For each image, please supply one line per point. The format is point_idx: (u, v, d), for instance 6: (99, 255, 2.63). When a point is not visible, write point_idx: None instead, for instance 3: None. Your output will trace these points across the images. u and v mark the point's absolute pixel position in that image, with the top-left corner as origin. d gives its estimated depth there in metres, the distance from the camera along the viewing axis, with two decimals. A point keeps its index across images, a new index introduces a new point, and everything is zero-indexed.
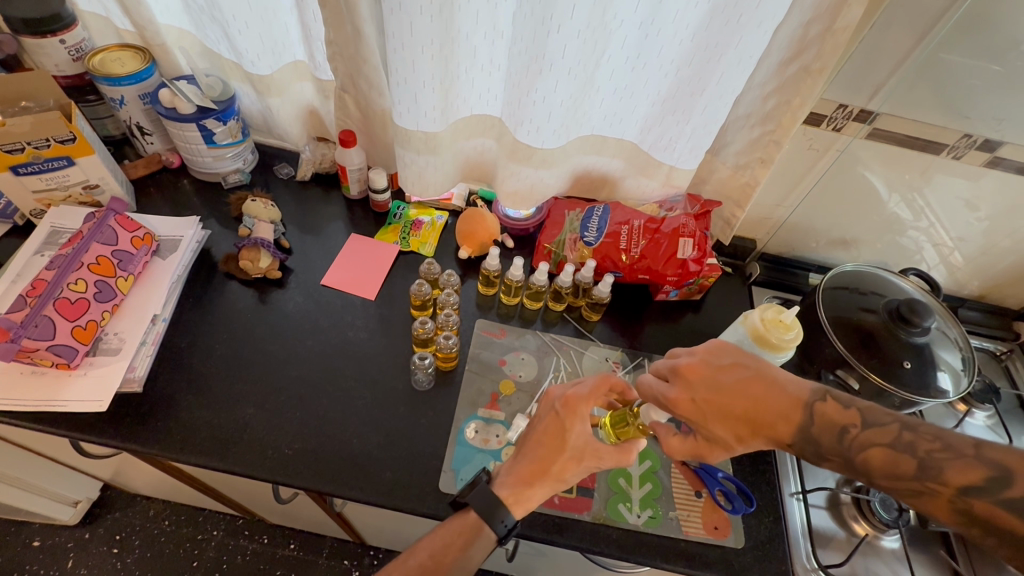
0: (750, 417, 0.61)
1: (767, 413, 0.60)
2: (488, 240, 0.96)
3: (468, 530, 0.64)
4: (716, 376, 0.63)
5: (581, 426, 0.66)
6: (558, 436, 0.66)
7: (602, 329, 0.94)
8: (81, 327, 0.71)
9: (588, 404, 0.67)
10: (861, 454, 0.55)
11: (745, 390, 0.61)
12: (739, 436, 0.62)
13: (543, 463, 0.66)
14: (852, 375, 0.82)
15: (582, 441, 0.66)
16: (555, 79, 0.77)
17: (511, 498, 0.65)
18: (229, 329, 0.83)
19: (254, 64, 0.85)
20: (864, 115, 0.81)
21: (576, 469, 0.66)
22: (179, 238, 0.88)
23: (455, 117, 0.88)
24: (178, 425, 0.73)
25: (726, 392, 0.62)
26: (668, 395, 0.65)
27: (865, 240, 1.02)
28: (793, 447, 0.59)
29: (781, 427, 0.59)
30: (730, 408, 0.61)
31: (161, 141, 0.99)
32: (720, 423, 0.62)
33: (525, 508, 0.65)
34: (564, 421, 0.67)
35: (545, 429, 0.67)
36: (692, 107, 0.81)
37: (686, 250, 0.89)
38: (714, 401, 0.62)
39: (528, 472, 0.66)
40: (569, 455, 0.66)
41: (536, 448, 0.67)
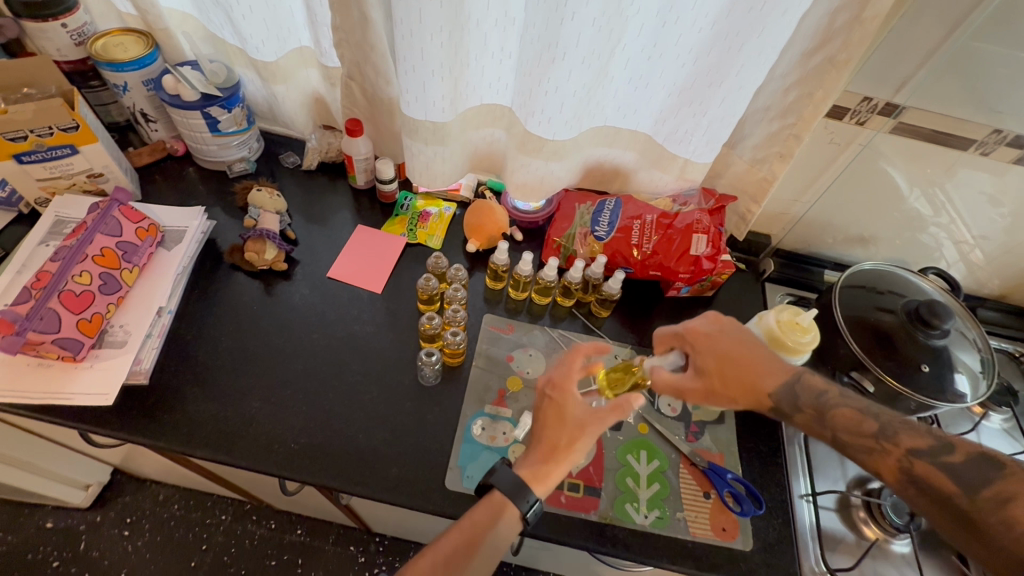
0: (741, 369, 0.66)
1: (758, 366, 0.66)
2: (497, 233, 0.94)
3: (492, 508, 0.63)
4: (733, 329, 0.69)
5: (575, 400, 0.66)
6: (554, 413, 0.66)
7: (611, 326, 0.92)
8: (85, 320, 0.68)
9: (573, 378, 0.68)
10: (830, 410, 0.61)
11: (751, 347, 0.67)
12: (724, 380, 0.66)
13: (551, 441, 0.65)
14: (867, 378, 0.80)
15: (582, 414, 0.65)
16: (569, 68, 0.74)
17: (530, 474, 0.63)
18: (235, 321, 0.83)
19: (258, 50, 0.84)
20: (889, 109, 0.77)
21: (583, 440, 0.64)
22: (184, 229, 0.85)
23: (464, 106, 0.86)
24: (186, 418, 0.73)
25: (735, 339, 0.68)
26: (683, 329, 0.72)
27: (883, 236, 0.99)
28: (771, 398, 0.64)
29: (766, 378, 0.65)
30: (730, 354, 0.67)
31: (165, 128, 0.98)
32: (715, 358, 0.67)
33: (547, 483, 0.63)
34: (558, 400, 0.67)
35: (542, 411, 0.68)
36: (708, 100, 0.78)
37: (700, 246, 0.87)
38: (720, 350, 0.68)
39: (536, 448, 0.65)
40: (571, 428, 0.65)
41: (539, 431, 0.67)
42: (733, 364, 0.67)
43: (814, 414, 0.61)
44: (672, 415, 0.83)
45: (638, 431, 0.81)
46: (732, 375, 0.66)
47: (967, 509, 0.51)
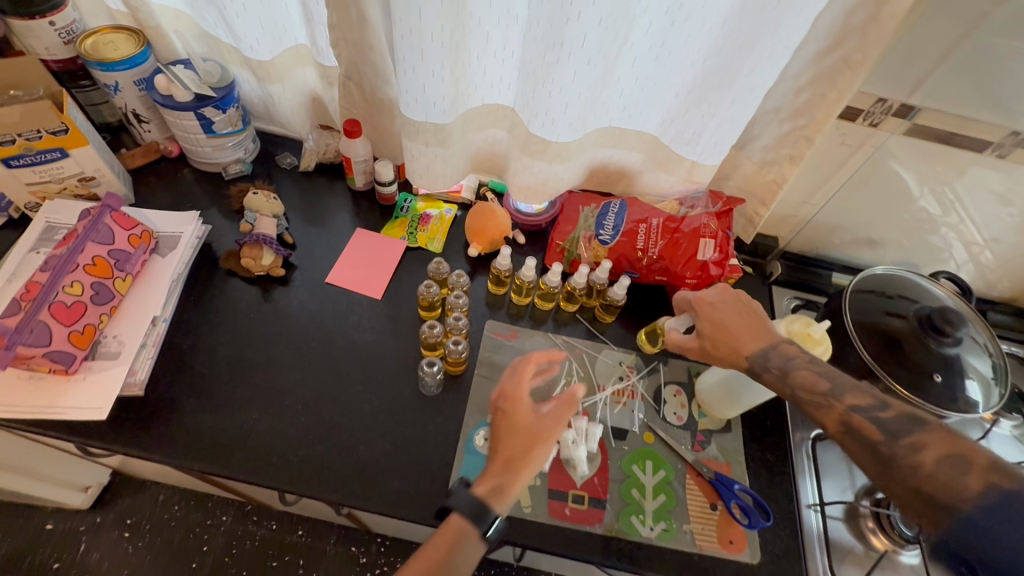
0: (734, 333, 0.70)
1: (751, 333, 0.69)
2: (499, 237, 0.92)
3: (453, 531, 0.58)
4: (740, 302, 0.73)
5: (526, 407, 0.64)
6: (507, 424, 0.64)
7: (616, 332, 0.90)
8: (77, 332, 0.66)
9: (524, 385, 0.66)
10: (793, 372, 0.63)
11: (752, 320, 0.70)
12: (716, 342, 0.71)
13: (505, 453, 0.61)
14: (878, 387, 0.79)
15: (533, 420, 0.63)
16: (573, 69, 0.72)
17: (485, 490, 0.59)
18: (232, 329, 0.81)
19: (253, 49, 0.81)
20: (905, 110, 0.75)
21: (537, 447, 0.62)
22: (178, 234, 0.82)
23: (465, 107, 0.83)
24: (182, 429, 0.71)
25: (736, 311, 0.72)
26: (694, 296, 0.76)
27: (892, 238, 0.97)
28: (747, 360, 0.67)
29: (749, 342, 0.68)
30: (728, 323, 0.71)
31: (159, 129, 0.95)
32: (712, 322, 0.72)
33: (505, 498, 0.59)
34: (509, 410, 0.65)
35: (497, 424, 0.65)
36: (717, 101, 0.76)
37: (708, 251, 0.85)
38: (716, 317, 0.72)
39: (491, 463, 0.62)
40: (523, 437, 0.62)
41: (493, 445, 0.64)
42: (728, 329, 0.71)
43: (778, 376, 0.64)
44: (678, 423, 0.82)
45: (643, 441, 0.80)
46: (722, 337, 0.70)
47: (888, 455, 0.55)
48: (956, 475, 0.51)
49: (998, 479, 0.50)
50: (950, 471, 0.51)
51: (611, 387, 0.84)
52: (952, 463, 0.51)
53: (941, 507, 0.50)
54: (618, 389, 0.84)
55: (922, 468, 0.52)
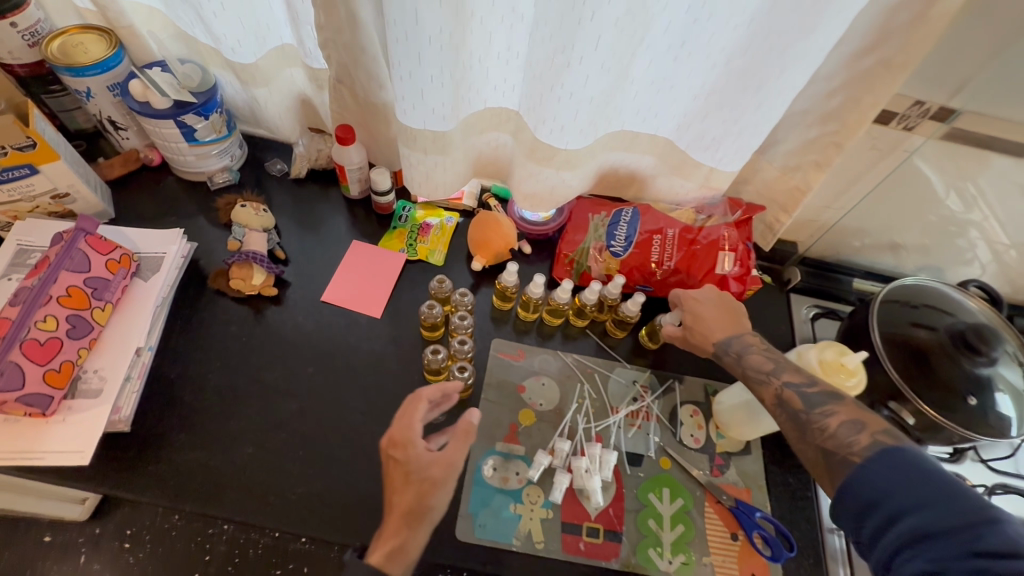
0: (708, 322, 0.71)
1: (724, 323, 0.71)
2: (504, 249, 0.87)
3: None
4: (724, 299, 0.73)
5: (419, 451, 0.58)
6: (399, 472, 0.58)
7: (628, 348, 0.86)
8: (53, 371, 0.62)
9: (415, 429, 0.59)
10: (748, 356, 0.66)
11: (732, 316, 0.71)
12: (691, 331, 0.73)
13: (403, 507, 0.56)
14: (906, 409, 0.74)
15: (426, 465, 0.58)
16: (585, 72, 0.66)
17: (381, 556, 0.54)
18: (222, 354, 0.76)
19: (235, 51, 0.75)
20: (944, 114, 0.69)
21: (433, 498, 0.57)
22: (161, 255, 0.77)
23: (466, 112, 0.77)
24: (171, 468, 0.67)
25: (714, 303, 0.73)
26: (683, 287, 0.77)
27: (918, 244, 0.93)
28: (713, 346, 0.70)
29: (718, 331, 0.70)
30: (707, 316, 0.72)
31: (138, 136, 0.89)
32: (687, 311, 0.73)
33: (402, 561, 0.55)
34: (401, 458, 0.58)
35: (388, 473, 0.59)
36: (742, 105, 0.70)
37: (727, 264, 0.80)
38: (694, 307, 0.73)
39: (387, 519, 0.57)
40: (417, 486, 0.57)
41: (387, 499, 0.58)
42: (704, 319, 0.72)
43: (734, 359, 0.67)
44: (695, 446, 0.78)
45: (660, 467, 0.76)
46: (696, 326, 0.72)
47: (803, 419, 0.57)
48: (852, 434, 0.53)
49: (889, 438, 0.52)
50: (849, 430, 0.54)
51: (625, 409, 0.79)
52: (851, 424, 0.54)
53: (839, 461, 0.52)
54: (632, 411, 0.80)
55: (829, 430, 0.55)
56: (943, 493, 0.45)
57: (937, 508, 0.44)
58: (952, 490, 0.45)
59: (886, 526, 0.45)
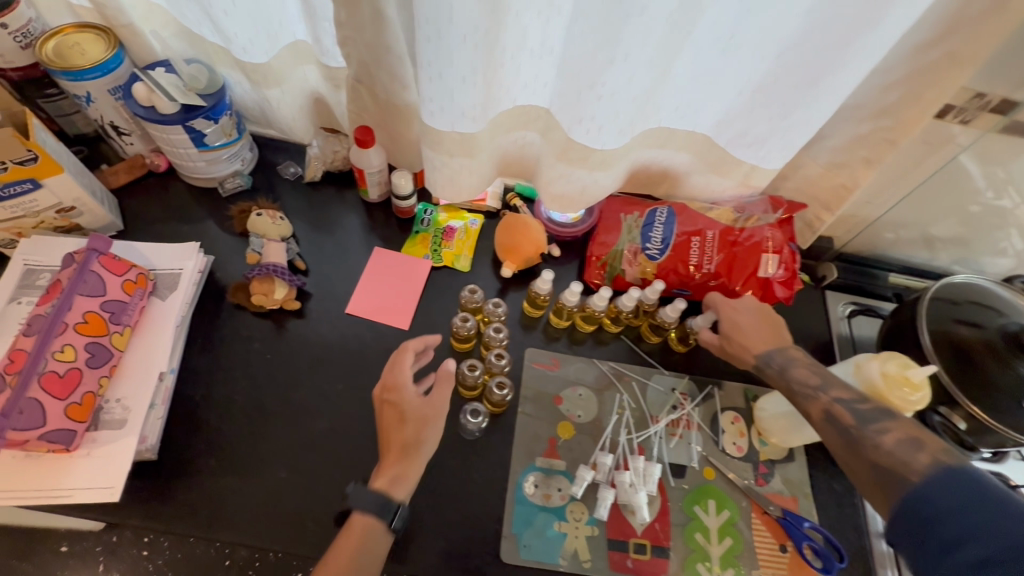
0: (749, 331, 0.70)
1: (765, 334, 0.69)
2: (534, 254, 0.83)
3: (356, 532, 0.55)
4: (765, 311, 0.71)
5: (411, 395, 0.62)
6: (394, 415, 0.61)
7: (663, 353, 0.83)
8: (75, 404, 0.58)
9: (405, 373, 0.63)
10: (792, 369, 0.65)
11: (772, 328, 0.70)
12: (731, 340, 0.71)
13: (399, 442, 0.60)
14: (958, 412, 0.73)
15: (420, 407, 0.61)
16: (629, 70, 0.61)
17: (386, 481, 0.58)
18: (247, 374, 0.73)
19: (246, 51, 0.69)
20: (1005, 106, 0.65)
21: (427, 435, 0.60)
22: (178, 271, 0.72)
23: (495, 111, 0.72)
24: (201, 494, 0.65)
25: (753, 315, 0.71)
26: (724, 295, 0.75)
27: (951, 234, 0.88)
28: (754, 357, 0.68)
29: (760, 342, 0.68)
30: (746, 325, 0.71)
31: (142, 141, 0.83)
32: (726, 319, 0.72)
33: (406, 484, 0.58)
34: (394, 401, 0.62)
35: (382, 418, 0.62)
36: (792, 102, 0.66)
37: (770, 267, 0.78)
38: (733, 314, 0.72)
39: (385, 454, 0.60)
40: (413, 425, 0.60)
41: (383, 438, 0.61)
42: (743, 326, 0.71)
43: (777, 372, 0.65)
44: (738, 454, 0.76)
45: (704, 477, 0.74)
46: (735, 333, 0.71)
47: (856, 437, 0.55)
48: (910, 453, 0.51)
49: (953, 460, 0.49)
50: (905, 449, 0.51)
51: (665, 418, 0.77)
52: (907, 443, 0.51)
53: (898, 482, 0.49)
54: (673, 420, 0.77)
55: (882, 448, 0.52)
56: (994, 507, 0.42)
57: (990, 517, 0.42)
58: (996, 496, 0.43)
59: (951, 546, 0.42)
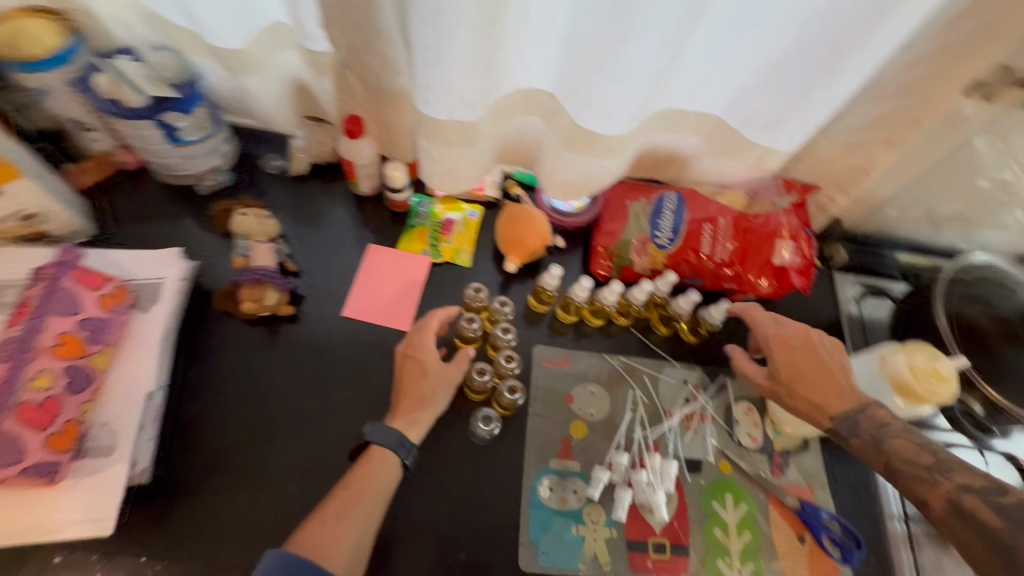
0: (814, 385, 0.62)
1: (833, 387, 0.62)
2: (539, 247, 0.79)
3: (374, 458, 0.59)
4: (823, 354, 0.64)
5: (432, 354, 0.65)
6: (415, 370, 0.65)
7: (675, 345, 0.81)
8: (56, 434, 0.54)
9: (430, 336, 0.66)
10: (887, 442, 0.57)
11: (833, 375, 0.62)
12: (793, 392, 0.63)
13: (415, 393, 0.63)
14: (976, 396, 0.71)
15: (439, 365, 0.65)
16: (644, 50, 0.57)
17: (403, 423, 0.61)
18: (241, 387, 0.69)
19: (219, 36, 0.63)
20: None
21: (444, 390, 0.64)
22: (160, 281, 0.67)
23: (496, 97, 0.67)
24: (201, 517, 0.61)
25: (814, 363, 0.63)
26: (771, 333, 0.67)
27: (954, 211, 0.86)
28: (831, 420, 0.60)
29: (834, 400, 0.61)
30: (806, 370, 0.63)
31: (109, 137, 0.76)
32: (787, 367, 0.63)
33: (422, 427, 0.62)
34: (418, 357, 0.65)
35: (402, 370, 0.66)
36: (813, 80, 0.62)
37: (785, 254, 0.75)
38: (792, 363, 0.64)
39: (401, 401, 0.63)
40: (432, 379, 0.64)
41: (399, 388, 0.64)
42: (806, 379, 0.62)
43: (869, 443, 0.58)
44: (753, 446, 0.75)
45: (720, 471, 0.72)
46: (801, 390, 0.62)
47: (1011, 547, 0.46)
48: None
49: None
50: None
51: (678, 412, 0.75)
52: None
53: None
54: (687, 413, 0.75)
55: None
56: None
57: None
58: None
59: None
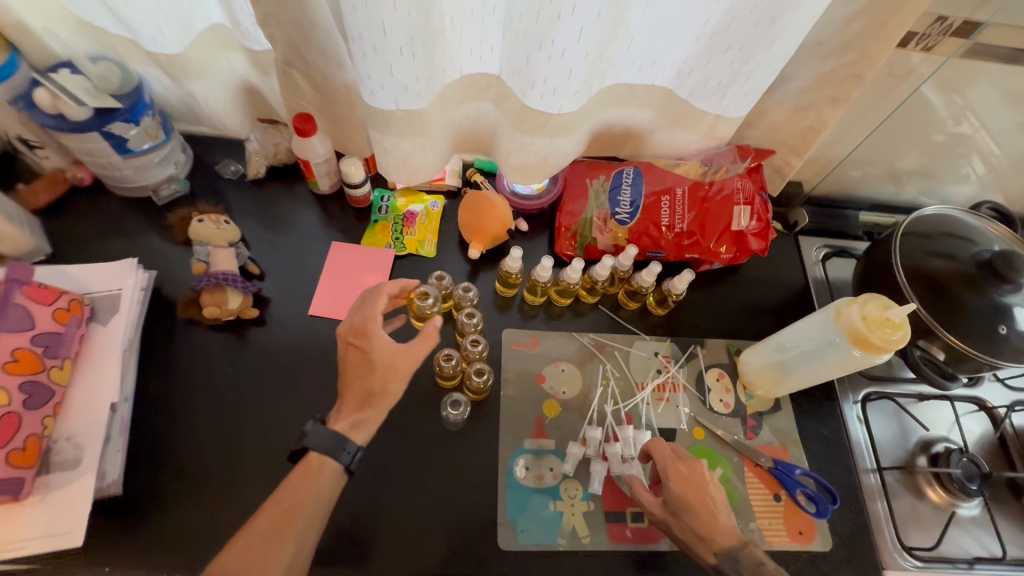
0: (699, 517, 0.60)
1: (715, 519, 0.60)
2: (501, 231, 0.79)
3: (313, 467, 0.55)
4: (708, 481, 0.63)
5: (379, 342, 0.58)
6: (361, 361, 0.58)
7: (643, 319, 0.81)
8: (16, 450, 0.54)
9: (375, 318, 0.59)
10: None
11: (715, 507, 0.61)
12: (682, 524, 0.61)
13: (362, 388, 0.58)
14: (936, 343, 0.73)
15: (386, 353, 0.58)
16: (579, 25, 0.57)
17: (346, 425, 0.57)
18: (210, 393, 0.69)
19: (156, 41, 0.62)
20: (967, 29, 0.63)
21: (396, 381, 0.58)
22: (117, 291, 0.68)
23: (442, 83, 0.67)
24: (174, 524, 0.61)
25: (700, 493, 0.62)
26: (670, 461, 0.65)
27: (917, 165, 0.87)
28: (715, 556, 0.59)
29: (720, 534, 0.59)
30: (692, 499, 0.62)
31: (59, 154, 0.75)
32: (676, 499, 0.62)
33: (367, 430, 0.57)
34: (361, 346, 0.58)
35: (345, 359, 0.59)
36: (751, 44, 0.62)
37: (742, 219, 0.76)
38: (686, 497, 0.62)
39: (346, 396, 0.58)
40: (381, 372, 0.57)
41: (343, 379, 0.58)
42: (693, 510, 0.61)
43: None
44: (726, 411, 0.76)
45: (694, 438, 0.73)
46: (689, 522, 0.61)
47: None
48: None
49: None
50: None
51: (651, 383, 0.76)
52: None
53: None
54: (658, 384, 0.76)
55: None
56: None
57: None
58: None
59: None
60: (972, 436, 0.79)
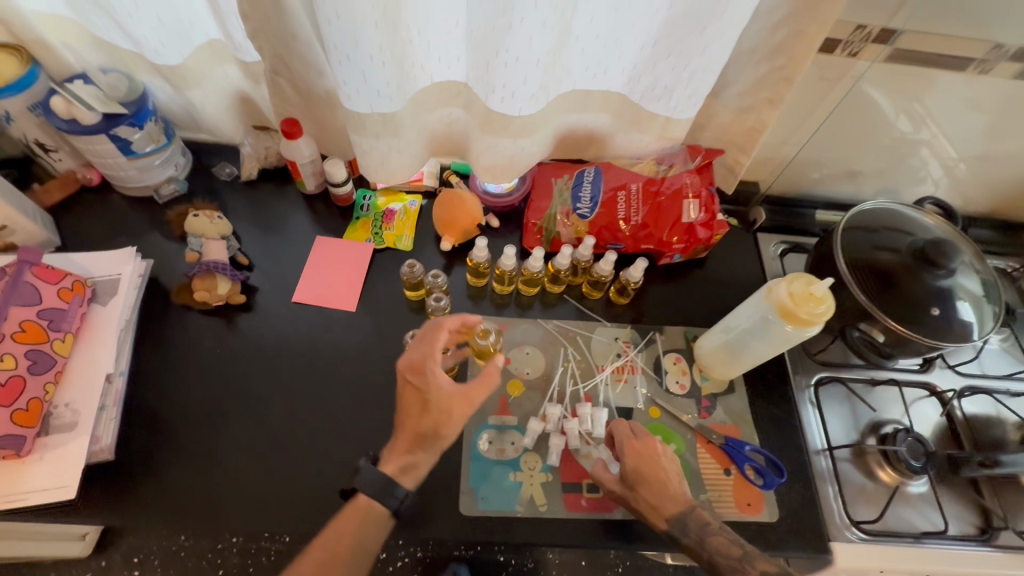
0: (654, 490, 0.65)
1: (666, 489, 0.65)
2: (471, 225, 0.86)
3: (361, 509, 0.60)
4: (661, 456, 0.68)
5: (436, 381, 0.61)
6: (417, 398, 0.62)
7: (605, 307, 0.87)
8: (20, 410, 0.62)
9: (434, 359, 0.62)
10: (707, 537, 0.62)
11: (668, 479, 0.66)
12: (637, 495, 0.66)
13: (414, 430, 0.61)
14: (876, 327, 0.77)
15: (444, 395, 0.61)
16: (528, 34, 0.64)
17: (395, 468, 0.61)
18: (199, 371, 0.75)
19: (158, 53, 0.71)
20: (885, 35, 0.70)
21: (455, 419, 0.61)
22: (117, 276, 0.76)
23: (414, 89, 0.74)
24: (160, 487, 0.66)
25: (655, 468, 0.67)
26: (627, 440, 0.70)
27: (865, 164, 0.92)
28: (665, 522, 0.64)
29: (671, 502, 0.64)
30: (647, 472, 0.67)
31: (72, 156, 0.83)
32: (632, 473, 0.67)
33: (415, 474, 0.61)
34: (419, 385, 0.61)
35: (404, 395, 0.63)
36: (688, 52, 0.69)
37: (692, 212, 0.82)
38: (639, 471, 0.67)
39: (400, 436, 0.62)
40: (435, 415, 0.60)
41: (400, 417, 0.62)
42: (648, 483, 0.66)
43: (695, 542, 0.62)
44: (681, 392, 0.80)
45: (650, 416, 0.78)
46: (643, 494, 0.65)
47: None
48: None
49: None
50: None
51: (610, 365, 0.81)
52: None
53: None
54: (617, 366, 0.81)
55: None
56: None
57: None
58: None
59: None
60: (920, 420, 0.83)
